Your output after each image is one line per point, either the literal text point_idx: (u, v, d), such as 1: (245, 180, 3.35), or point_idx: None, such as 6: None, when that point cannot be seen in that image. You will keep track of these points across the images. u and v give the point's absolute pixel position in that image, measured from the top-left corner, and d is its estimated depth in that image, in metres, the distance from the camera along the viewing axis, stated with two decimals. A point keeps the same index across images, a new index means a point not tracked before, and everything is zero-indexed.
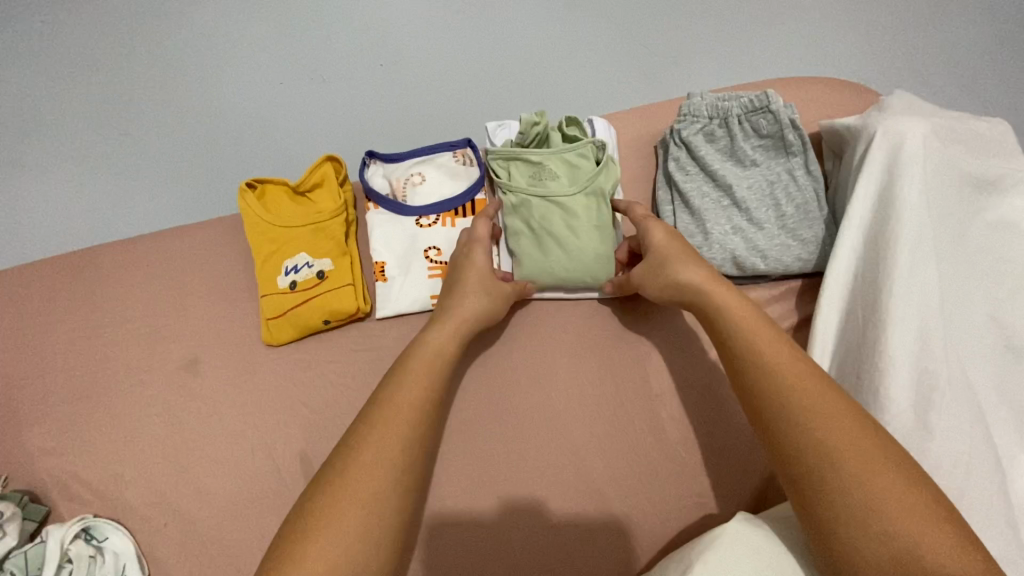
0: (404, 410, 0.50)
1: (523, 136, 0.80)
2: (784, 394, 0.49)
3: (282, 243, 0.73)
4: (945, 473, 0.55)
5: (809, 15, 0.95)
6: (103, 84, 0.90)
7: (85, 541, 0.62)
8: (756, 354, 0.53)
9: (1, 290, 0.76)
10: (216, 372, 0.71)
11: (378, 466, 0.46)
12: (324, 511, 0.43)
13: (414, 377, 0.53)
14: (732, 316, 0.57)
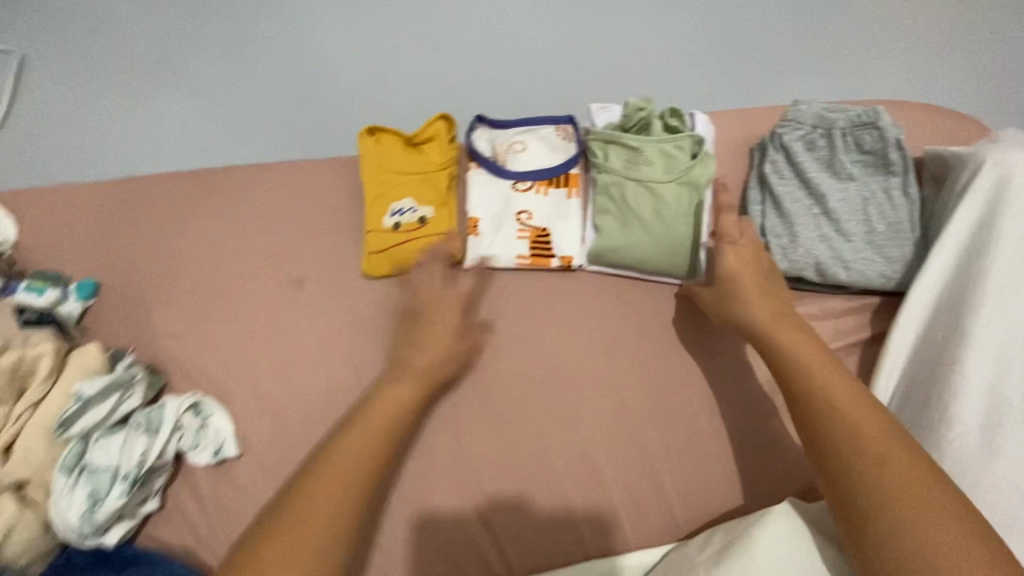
0: (341, 475, 0.57)
1: (625, 120, 0.84)
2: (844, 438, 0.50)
3: (392, 187, 0.80)
4: (1003, 495, 0.57)
5: (923, 43, 0.95)
6: (248, 28, 1.00)
7: (193, 415, 0.71)
8: (809, 388, 0.55)
9: (146, 193, 0.87)
10: (318, 292, 0.79)
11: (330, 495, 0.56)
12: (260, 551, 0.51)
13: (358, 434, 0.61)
14: (793, 349, 0.59)
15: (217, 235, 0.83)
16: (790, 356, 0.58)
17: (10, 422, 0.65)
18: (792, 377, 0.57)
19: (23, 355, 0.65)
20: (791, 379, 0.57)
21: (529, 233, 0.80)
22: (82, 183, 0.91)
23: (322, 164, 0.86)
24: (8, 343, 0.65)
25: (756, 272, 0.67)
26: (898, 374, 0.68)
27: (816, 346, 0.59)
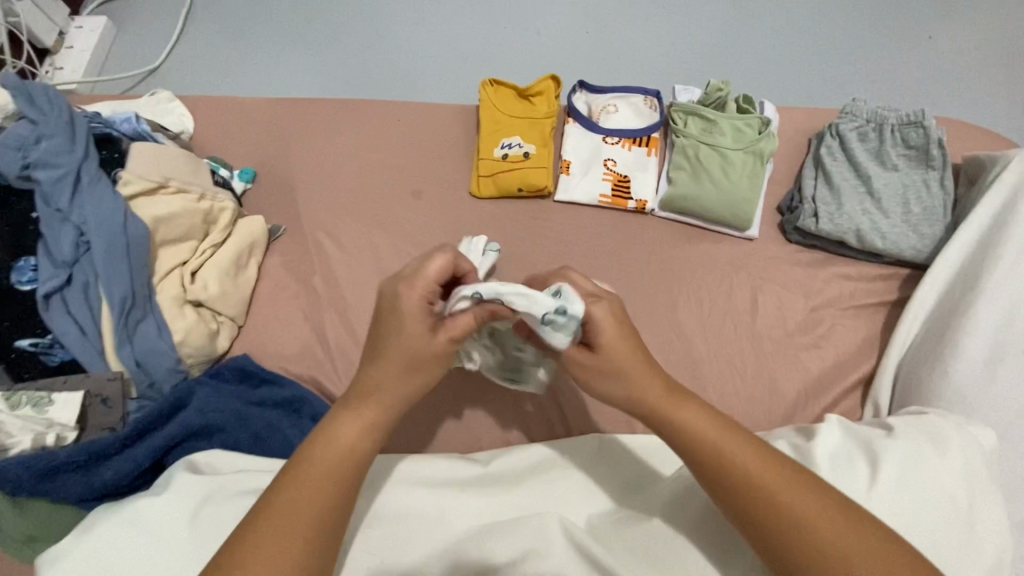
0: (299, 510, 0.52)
1: (704, 98, 0.99)
2: (785, 514, 0.52)
3: (504, 127, 0.97)
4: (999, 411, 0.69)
5: (974, 68, 1.08)
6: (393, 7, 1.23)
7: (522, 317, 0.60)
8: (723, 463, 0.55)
9: (292, 105, 1.04)
10: (431, 202, 0.95)
11: (318, 491, 0.53)
12: None
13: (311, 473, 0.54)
14: (692, 427, 0.57)
15: (352, 147, 0.99)
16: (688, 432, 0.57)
17: (194, 255, 0.79)
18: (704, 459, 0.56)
19: (213, 206, 0.80)
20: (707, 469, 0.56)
21: (613, 178, 0.95)
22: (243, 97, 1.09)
23: (446, 106, 1.03)
24: (204, 192, 0.80)
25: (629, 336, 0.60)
26: (920, 321, 0.81)
27: (704, 415, 0.58)
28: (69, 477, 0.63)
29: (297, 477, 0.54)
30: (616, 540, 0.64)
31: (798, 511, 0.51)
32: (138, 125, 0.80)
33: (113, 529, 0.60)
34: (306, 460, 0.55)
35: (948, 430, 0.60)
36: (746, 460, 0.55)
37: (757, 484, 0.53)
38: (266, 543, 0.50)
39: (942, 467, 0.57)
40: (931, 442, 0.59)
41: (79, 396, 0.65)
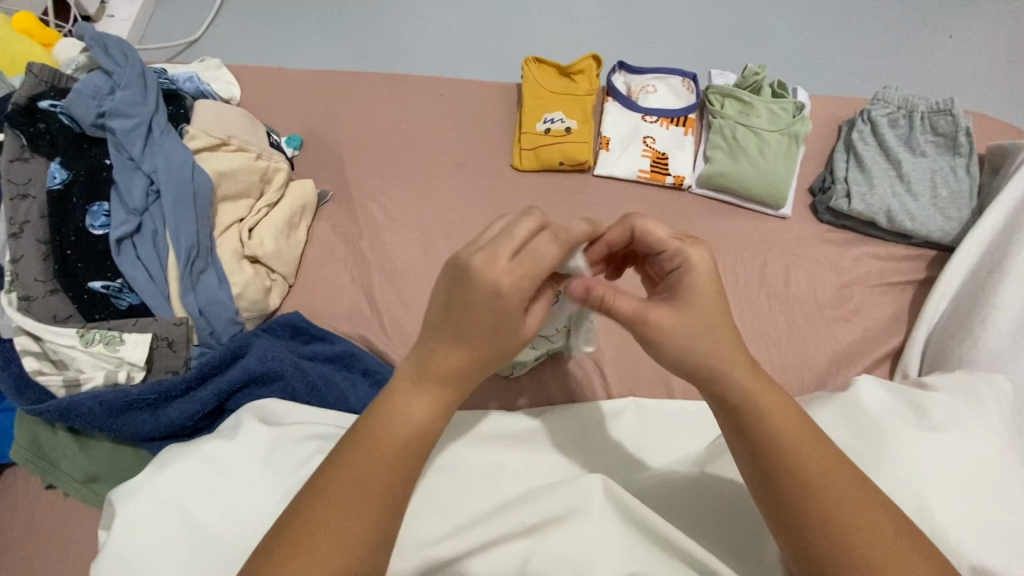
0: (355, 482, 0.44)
1: (740, 81, 1.02)
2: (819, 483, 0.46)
3: (547, 102, 0.99)
4: None
5: (1001, 61, 1.10)
6: None
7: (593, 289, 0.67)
8: (766, 426, 0.48)
9: (337, 76, 1.06)
10: (474, 173, 0.97)
11: (382, 467, 0.45)
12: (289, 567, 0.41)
13: (367, 448, 0.46)
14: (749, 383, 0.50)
15: (396, 119, 1.02)
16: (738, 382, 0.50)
17: (250, 212, 0.81)
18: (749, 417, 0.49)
19: (269, 166, 0.82)
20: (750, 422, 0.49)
21: (651, 155, 0.98)
22: (287, 67, 1.11)
23: (487, 83, 1.06)
24: (261, 152, 0.82)
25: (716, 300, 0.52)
26: (949, 296, 0.84)
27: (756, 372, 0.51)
28: (136, 414, 0.66)
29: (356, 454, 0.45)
30: (667, 503, 0.65)
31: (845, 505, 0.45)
32: (200, 84, 0.85)
33: (193, 463, 0.58)
34: (358, 436, 0.47)
35: (982, 388, 0.64)
36: (787, 427, 0.48)
37: (801, 470, 0.46)
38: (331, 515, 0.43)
39: (984, 417, 0.61)
40: (970, 397, 0.63)
41: (147, 337, 0.68)
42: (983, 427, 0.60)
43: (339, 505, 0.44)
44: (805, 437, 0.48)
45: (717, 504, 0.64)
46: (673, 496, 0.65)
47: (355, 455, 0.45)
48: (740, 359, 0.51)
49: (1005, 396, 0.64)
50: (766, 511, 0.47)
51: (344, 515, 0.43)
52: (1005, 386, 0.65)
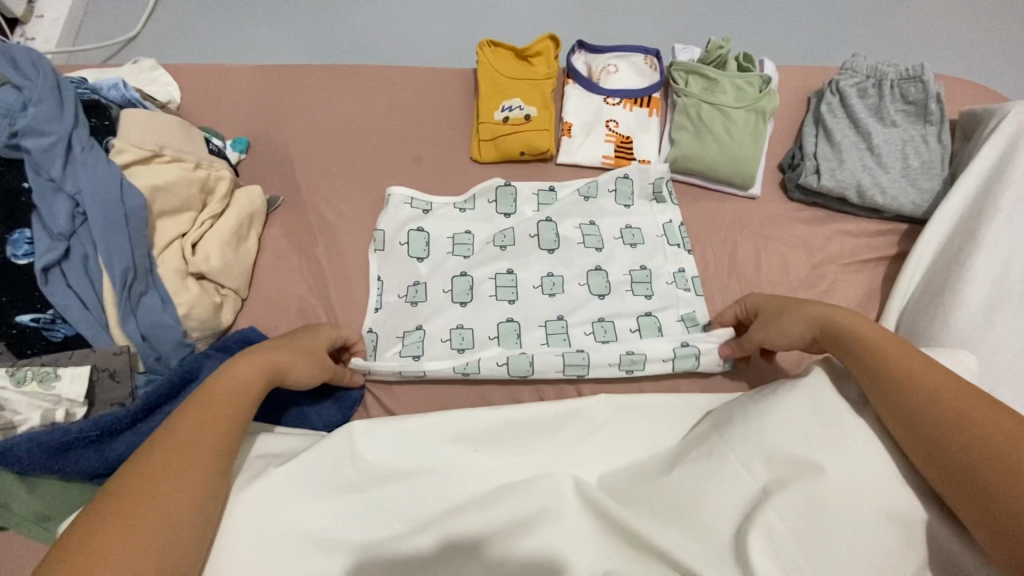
0: (200, 436, 0.54)
1: (704, 56, 0.97)
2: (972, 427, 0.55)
3: (504, 89, 0.95)
4: (1001, 355, 0.72)
5: (972, 18, 1.07)
6: None
7: (414, 205, 0.89)
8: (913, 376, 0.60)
9: (284, 74, 1.00)
10: (433, 169, 0.94)
11: (219, 417, 0.56)
12: (142, 497, 0.49)
13: (209, 404, 0.56)
14: (911, 361, 0.62)
15: (348, 117, 0.97)
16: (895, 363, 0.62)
17: (193, 226, 0.76)
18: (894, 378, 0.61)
19: (210, 175, 0.78)
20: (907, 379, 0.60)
21: (615, 139, 0.94)
22: (232, 64, 1.05)
23: (442, 72, 1.01)
24: (200, 161, 0.78)
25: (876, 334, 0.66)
26: (922, 270, 0.82)
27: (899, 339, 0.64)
28: (81, 452, 0.62)
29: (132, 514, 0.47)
30: (635, 501, 0.66)
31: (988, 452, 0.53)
32: (127, 91, 0.79)
33: None
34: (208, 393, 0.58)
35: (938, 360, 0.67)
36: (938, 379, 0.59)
37: (939, 409, 0.58)
38: (177, 463, 0.51)
39: None
40: None
41: (85, 370, 0.64)
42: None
43: (177, 461, 0.51)
44: (919, 364, 0.61)
45: (683, 500, 0.64)
46: (640, 494, 0.67)
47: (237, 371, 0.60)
48: (896, 339, 0.64)
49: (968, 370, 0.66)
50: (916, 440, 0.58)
51: (176, 483, 0.51)
52: (970, 361, 0.67)
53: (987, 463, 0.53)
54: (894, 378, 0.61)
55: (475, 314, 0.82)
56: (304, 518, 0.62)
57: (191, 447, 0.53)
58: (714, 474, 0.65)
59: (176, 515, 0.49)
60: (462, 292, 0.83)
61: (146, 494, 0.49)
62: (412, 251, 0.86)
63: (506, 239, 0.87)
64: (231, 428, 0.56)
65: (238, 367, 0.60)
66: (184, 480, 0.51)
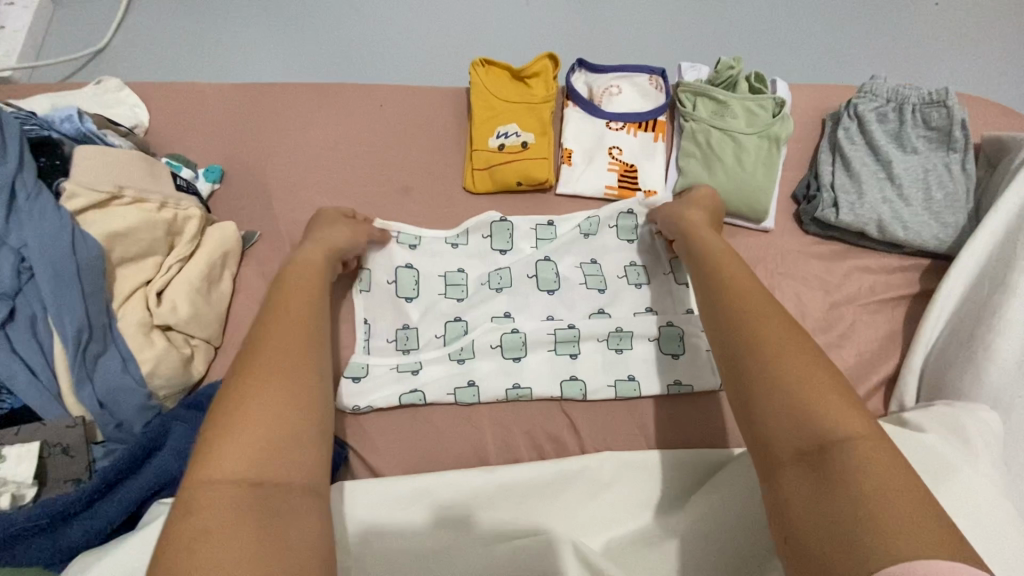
0: (290, 310, 0.58)
1: (714, 77, 0.91)
2: (791, 374, 0.46)
3: (498, 113, 0.88)
4: None
5: (995, 34, 1.01)
6: None
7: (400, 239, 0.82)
8: (744, 312, 0.53)
9: (262, 94, 0.93)
10: (423, 200, 0.87)
11: (300, 297, 0.60)
12: (260, 353, 0.51)
13: (289, 291, 0.61)
14: (755, 301, 0.54)
15: (331, 142, 0.90)
16: (742, 304, 0.54)
17: (159, 272, 0.70)
18: (740, 320, 0.53)
19: (177, 215, 0.71)
20: (747, 321, 0.52)
21: (619, 168, 0.88)
22: (206, 82, 0.98)
23: (431, 92, 0.94)
24: (165, 200, 0.71)
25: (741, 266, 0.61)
26: (947, 315, 0.77)
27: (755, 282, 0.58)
28: (31, 543, 0.56)
29: (261, 385, 0.48)
30: (638, 565, 0.60)
31: (794, 364, 0.47)
32: (82, 124, 0.71)
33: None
34: (286, 285, 0.62)
35: (966, 424, 0.62)
36: (777, 323, 0.51)
37: (765, 352, 0.49)
38: (280, 328, 0.55)
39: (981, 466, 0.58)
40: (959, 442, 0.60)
41: (34, 447, 0.57)
42: (974, 472, 0.57)
43: (280, 325, 0.55)
44: (753, 298, 0.55)
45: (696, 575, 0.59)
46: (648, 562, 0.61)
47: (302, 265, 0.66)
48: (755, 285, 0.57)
49: (991, 433, 0.62)
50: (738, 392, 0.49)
51: (288, 343, 0.54)
52: (990, 420, 0.63)
53: (787, 407, 0.45)
54: (740, 323, 0.52)
55: (470, 364, 0.76)
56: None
57: (289, 322, 0.56)
58: (725, 539, 0.59)
59: (297, 364, 0.52)
60: (453, 338, 0.77)
61: (259, 350, 0.52)
62: (401, 291, 0.80)
63: (502, 280, 0.81)
64: (312, 306, 0.60)
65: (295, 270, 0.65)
66: (293, 338, 0.54)
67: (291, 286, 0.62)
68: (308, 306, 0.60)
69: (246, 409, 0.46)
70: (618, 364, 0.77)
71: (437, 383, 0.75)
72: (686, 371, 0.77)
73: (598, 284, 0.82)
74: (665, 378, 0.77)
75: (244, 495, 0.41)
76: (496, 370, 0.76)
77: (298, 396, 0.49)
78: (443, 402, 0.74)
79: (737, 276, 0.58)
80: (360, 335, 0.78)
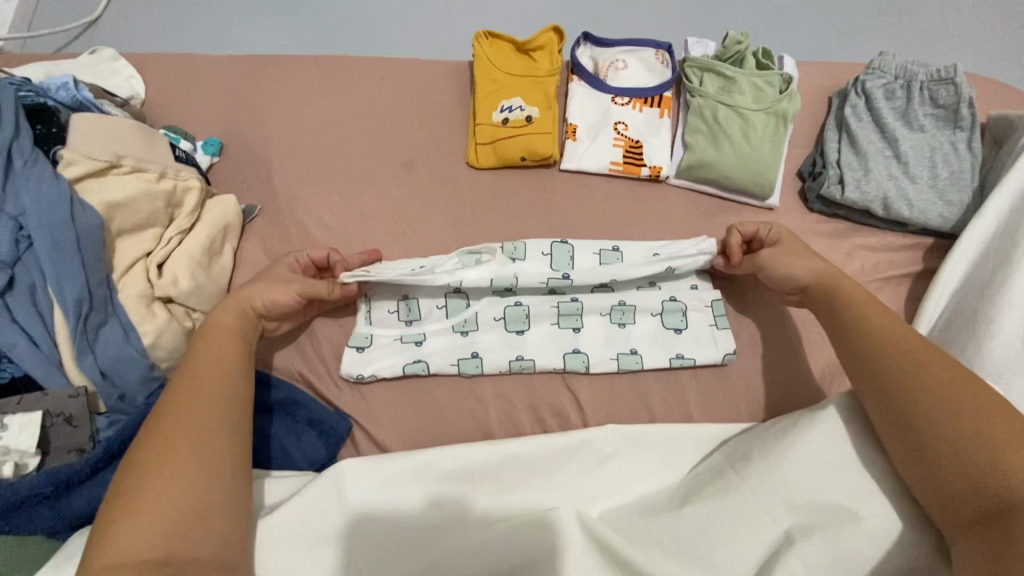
0: (207, 373, 0.57)
1: (721, 52, 0.90)
2: (967, 433, 0.53)
3: (502, 87, 0.86)
4: None
5: (1003, 11, 1.00)
6: None
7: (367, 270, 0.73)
8: (912, 369, 0.58)
9: (261, 65, 0.91)
10: (426, 174, 0.86)
11: (221, 357, 0.60)
12: (169, 427, 0.52)
13: (207, 350, 0.60)
14: (922, 356, 0.59)
15: (332, 115, 0.89)
16: (908, 361, 0.59)
17: (159, 244, 0.69)
18: (902, 375, 0.59)
19: (176, 186, 0.71)
20: (906, 378, 0.58)
21: (624, 143, 0.87)
22: (203, 53, 0.96)
23: (434, 64, 0.92)
24: (165, 170, 0.70)
25: (889, 319, 0.64)
26: (950, 292, 0.77)
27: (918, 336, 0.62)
28: (34, 511, 0.56)
29: (170, 461, 0.50)
30: (643, 537, 0.60)
31: (966, 419, 0.54)
32: (79, 91, 0.70)
33: None
34: (202, 340, 0.61)
35: None
36: (947, 381, 0.56)
37: (940, 411, 0.55)
38: (195, 395, 0.55)
39: None
40: None
41: (36, 417, 0.56)
42: None
43: (198, 392, 0.55)
44: (922, 354, 0.60)
45: (698, 542, 0.59)
46: (651, 530, 0.61)
47: (224, 316, 0.64)
48: (916, 339, 0.61)
49: None
50: (913, 449, 0.56)
51: (204, 412, 0.54)
52: None
53: (966, 463, 0.52)
54: (899, 380, 0.59)
55: (474, 338, 0.76)
56: (284, 573, 0.58)
57: (206, 387, 0.56)
58: (728, 511, 0.60)
59: (213, 436, 0.53)
60: (456, 310, 0.77)
61: (173, 422, 0.52)
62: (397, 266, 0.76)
63: (516, 251, 0.77)
64: (236, 365, 0.60)
65: (219, 316, 0.64)
66: (209, 406, 0.55)
67: (210, 344, 0.60)
68: (227, 359, 0.60)
69: (150, 494, 0.47)
70: (620, 341, 0.77)
71: (442, 355, 0.75)
72: (689, 345, 0.78)
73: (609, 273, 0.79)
74: (667, 354, 0.77)
75: (151, 575, 0.43)
76: (500, 342, 0.76)
77: (205, 475, 0.50)
78: (447, 372, 0.74)
79: (893, 327, 0.63)
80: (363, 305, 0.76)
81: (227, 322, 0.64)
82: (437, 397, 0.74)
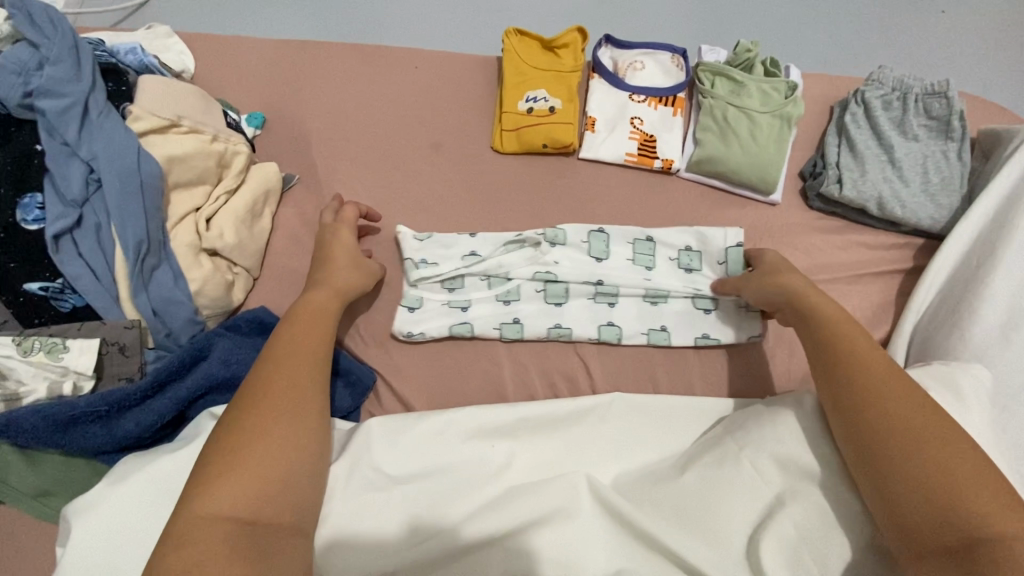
0: (300, 347, 0.63)
1: (733, 58, 0.96)
2: (927, 464, 0.54)
3: (528, 79, 0.93)
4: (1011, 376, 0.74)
5: (996, 38, 1.07)
6: None
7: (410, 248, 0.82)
8: (875, 398, 0.60)
9: (304, 49, 0.98)
10: (453, 156, 0.92)
11: (313, 333, 0.65)
12: (263, 394, 0.57)
13: (299, 323, 0.66)
14: (885, 385, 0.60)
15: (368, 98, 0.95)
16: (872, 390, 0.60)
17: (208, 201, 0.74)
18: (864, 405, 0.60)
19: (227, 149, 0.75)
20: (865, 408, 0.60)
21: (639, 137, 0.93)
22: (249, 36, 1.02)
23: (465, 57, 0.99)
24: (217, 134, 0.75)
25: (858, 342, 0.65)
26: (939, 287, 0.82)
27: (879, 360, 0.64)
28: (87, 429, 0.61)
29: (263, 427, 0.54)
30: (644, 499, 0.65)
31: (927, 452, 0.55)
32: (144, 57, 0.76)
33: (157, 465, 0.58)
34: (297, 316, 0.67)
35: (958, 377, 0.66)
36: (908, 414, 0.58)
37: (903, 443, 0.56)
38: (288, 365, 0.60)
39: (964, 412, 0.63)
40: (948, 390, 0.65)
41: (95, 344, 0.63)
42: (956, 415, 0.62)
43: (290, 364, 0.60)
44: (886, 385, 0.60)
45: (695, 500, 0.64)
46: (652, 493, 0.66)
47: (319, 294, 0.70)
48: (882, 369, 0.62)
49: (982, 385, 0.67)
50: (868, 476, 0.57)
51: (297, 384, 0.59)
52: (982, 375, 0.67)
53: (919, 493, 0.53)
54: (861, 411, 0.60)
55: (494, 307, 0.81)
56: (346, 512, 0.63)
57: (299, 360, 0.61)
58: (726, 476, 0.65)
59: (301, 406, 0.58)
60: (498, 280, 0.82)
61: (269, 390, 0.57)
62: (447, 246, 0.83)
63: (557, 237, 0.83)
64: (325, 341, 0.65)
65: (316, 295, 0.69)
66: (300, 379, 0.59)
67: (303, 321, 0.66)
68: (319, 337, 0.65)
69: (242, 454, 0.52)
70: (648, 320, 0.83)
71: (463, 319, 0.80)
72: (695, 325, 0.83)
73: (643, 261, 0.85)
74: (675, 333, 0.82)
75: (238, 533, 0.48)
76: (540, 311, 0.81)
77: (293, 443, 0.55)
78: (467, 335, 0.80)
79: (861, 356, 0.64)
80: (406, 269, 0.82)
81: (318, 301, 0.69)
82: (458, 359, 0.79)
